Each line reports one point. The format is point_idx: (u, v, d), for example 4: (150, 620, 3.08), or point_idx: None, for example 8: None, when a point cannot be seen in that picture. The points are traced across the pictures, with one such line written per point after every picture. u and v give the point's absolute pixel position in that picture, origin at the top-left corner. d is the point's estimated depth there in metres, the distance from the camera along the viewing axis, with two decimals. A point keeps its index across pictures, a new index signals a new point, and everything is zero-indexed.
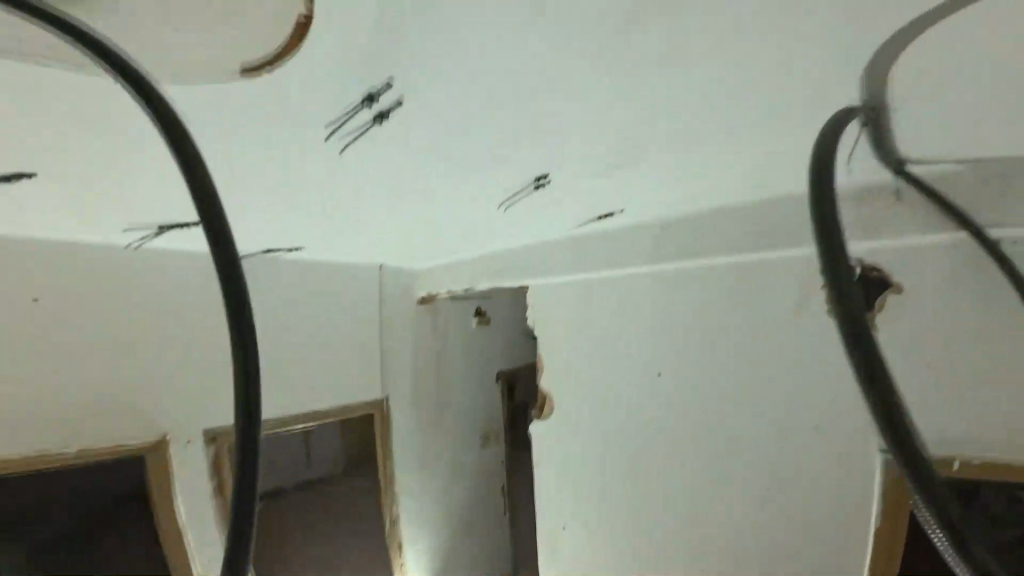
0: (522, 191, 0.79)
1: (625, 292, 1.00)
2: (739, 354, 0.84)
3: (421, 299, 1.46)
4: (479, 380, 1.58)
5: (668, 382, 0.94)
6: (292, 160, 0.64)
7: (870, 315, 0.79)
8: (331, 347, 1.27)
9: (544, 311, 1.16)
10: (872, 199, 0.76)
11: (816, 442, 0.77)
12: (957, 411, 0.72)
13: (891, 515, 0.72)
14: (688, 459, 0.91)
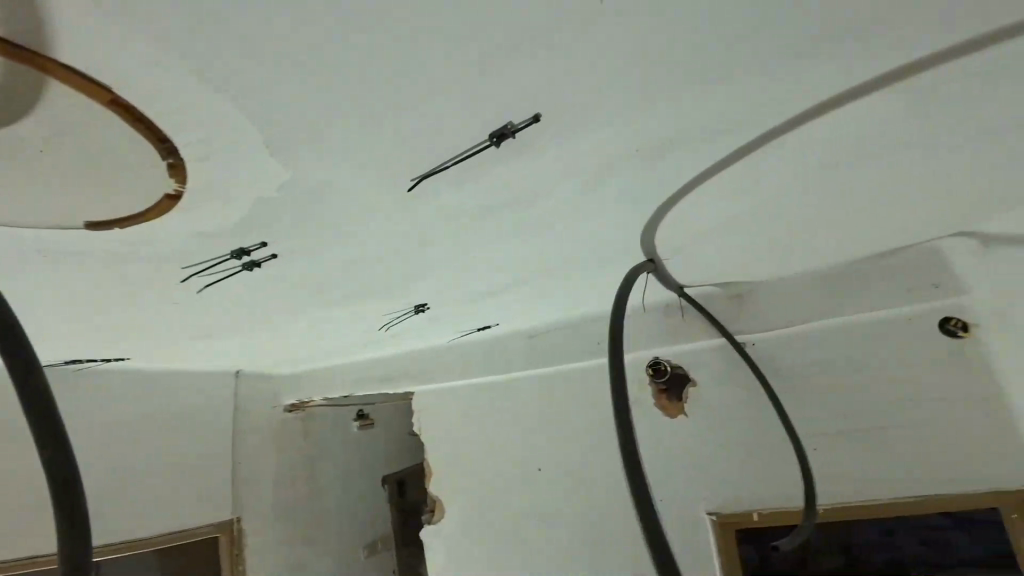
0: (405, 313, 0.99)
1: (501, 400, 1.27)
2: (577, 435, 1.16)
3: (288, 408, 1.53)
4: (362, 478, 1.73)
5: (543, 467, 1.18)
6: (215, 293, 0.75)
7: (679, 404, 1.09)
8: (170, 457, 1.23)
9: (429, 417, 1.35)
10: (672, 314, 1.14)
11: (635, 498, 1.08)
12: (755, 475, 1.00)
13: (725, 556, 1.00)
14: (547, 527, 1.15)
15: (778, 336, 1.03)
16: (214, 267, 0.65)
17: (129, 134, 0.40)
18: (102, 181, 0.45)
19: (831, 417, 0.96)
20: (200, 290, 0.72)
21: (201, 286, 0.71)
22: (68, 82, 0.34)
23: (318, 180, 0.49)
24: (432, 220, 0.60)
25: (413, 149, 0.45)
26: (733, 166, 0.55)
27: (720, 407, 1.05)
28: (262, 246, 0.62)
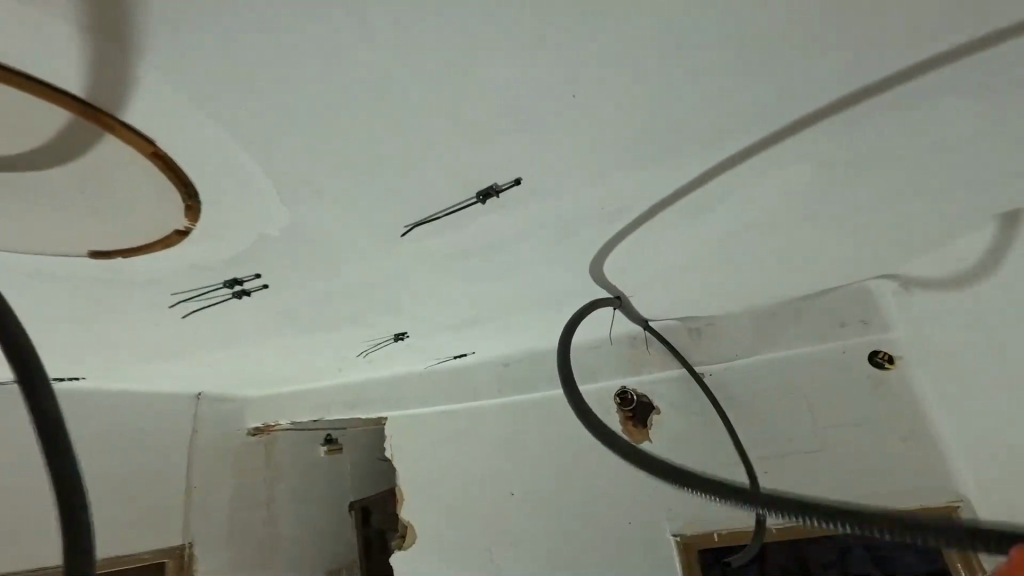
0: (385, 340, 1.01)
1: (473, 425, 1.29)
2: (546, 459, 1.20)
3: (253, 430, 1.49)
4: (328, 506, 1.70)
5: (512, 490, 1.21)
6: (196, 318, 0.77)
7: (645, 431, 1.16)
8: (123, 481, 1.18)
9: (399, 443, 1.36)
10: (639, 346, 1.22)
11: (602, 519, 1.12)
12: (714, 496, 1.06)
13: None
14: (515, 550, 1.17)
15: (731, 366, 1.13)
16: (207, 294, 0.69)
17: (158, 178, 0.44)
18: (121, 213, 0.49)
19: (779, 441, 1.06)
20: (184, 315, 0.76)
21: (185, 311, 0.72)
22: (115, 132, 0.39)
23: (321, 220, 0.53)
24: (421, 259, 0.65)
25: (413, 194, 0.51)
26: (690, 218, 0.64)
27: (680, 433, 1.13)
28: (254, 277, 0.65)
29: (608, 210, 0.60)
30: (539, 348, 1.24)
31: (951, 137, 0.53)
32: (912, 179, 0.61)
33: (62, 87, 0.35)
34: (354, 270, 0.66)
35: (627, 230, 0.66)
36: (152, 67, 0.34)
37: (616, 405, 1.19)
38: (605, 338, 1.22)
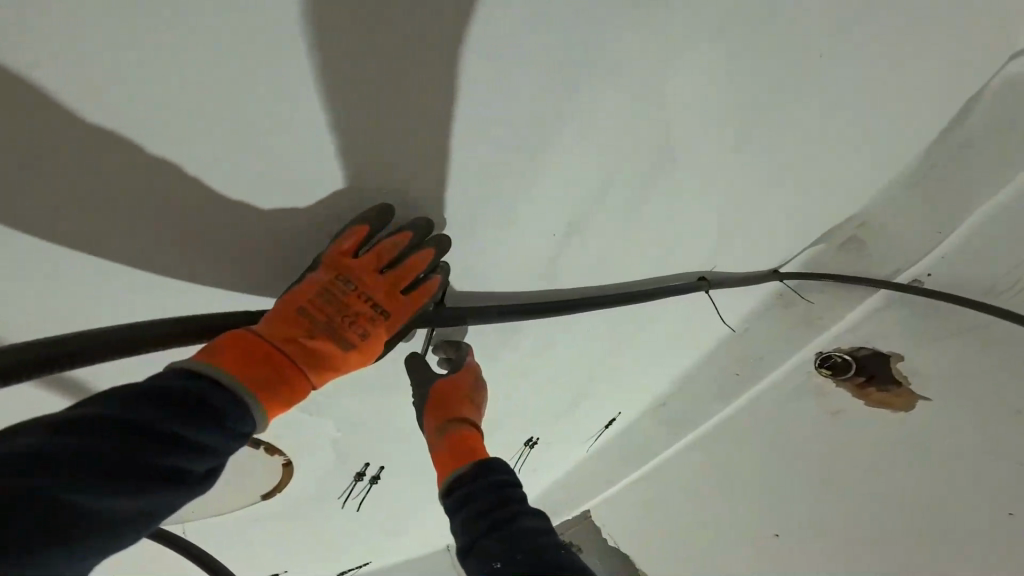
0: (523, 453, 1.21)
1: (672, 470, 1.32)
2: (787, 453, 1.14)
3: None
4: None
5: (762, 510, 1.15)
6: (401, 477, 1.09)
7: (905, 389, 1.03)
8: None
9: (617, 524, 1.40)
10: (795, 304, 1.10)
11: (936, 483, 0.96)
12: None
13: None
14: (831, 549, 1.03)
15: (945, 256, 1.02)
16: (353, 491, 1.06)
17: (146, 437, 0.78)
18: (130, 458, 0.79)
19: None
20: (360, 509, 1.12)
21: (353, 506, 1.10)
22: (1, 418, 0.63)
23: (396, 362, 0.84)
24: (498, 360, 0.94)
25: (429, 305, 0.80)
26: (656, 177, 0.73)
27: (938, 362, 1.02)
28: (367, 464, 1.01)
29: (570, 226, 0.74)
30: (676, 374, 1.21)
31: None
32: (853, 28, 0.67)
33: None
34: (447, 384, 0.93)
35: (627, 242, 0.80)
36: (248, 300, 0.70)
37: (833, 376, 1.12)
38: (726, 330, 1.15)
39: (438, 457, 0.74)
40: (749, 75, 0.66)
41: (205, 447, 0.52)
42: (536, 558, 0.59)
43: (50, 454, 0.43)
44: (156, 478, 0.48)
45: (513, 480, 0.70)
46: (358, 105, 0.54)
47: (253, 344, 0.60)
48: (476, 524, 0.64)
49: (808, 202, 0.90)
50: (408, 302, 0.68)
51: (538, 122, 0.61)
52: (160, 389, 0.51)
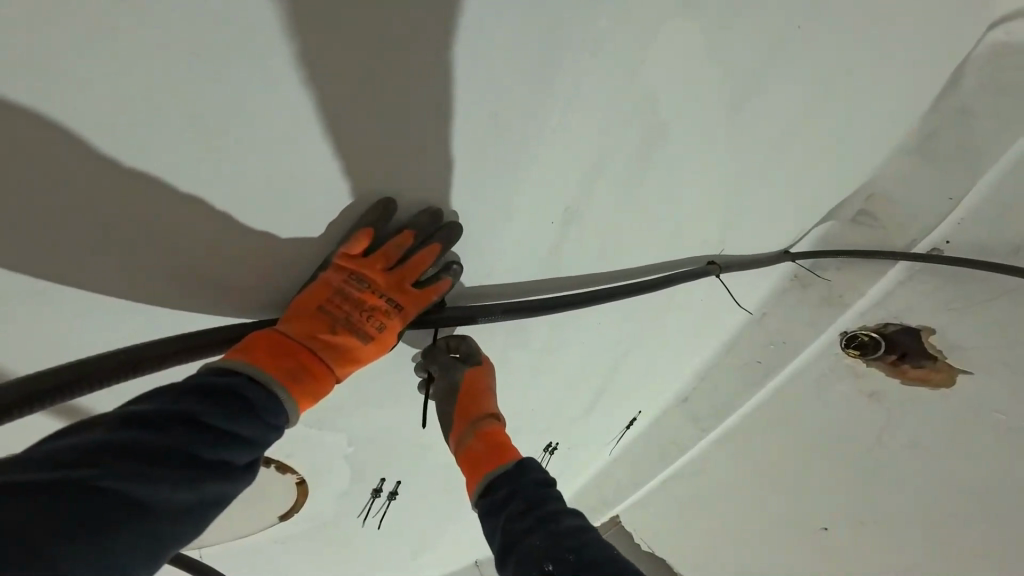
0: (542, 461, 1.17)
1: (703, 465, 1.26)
2: (821, 431, 1.13)
3: None
4: None
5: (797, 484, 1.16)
6: (421, 491, 1.06)
7: (937, 360, 1.03)
8: None
9: (650, 528, 1.34)
10: (812, 283, 1.08)
11: (957, 433, 1.03)
12: None
13: None
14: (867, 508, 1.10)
15: (962, 221, 0.99)
16: (372, 508, 1.03)
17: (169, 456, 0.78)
18: None
19: None
20: (380, 527, 1.09)
21: (374, 523, 1.07)
22: None
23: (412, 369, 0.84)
24: (512, 363, 0.93)
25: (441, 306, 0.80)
26: (657, 160, 0.74)
27: (961, 325, 1.02)
28: (384, 479, 0.99)
29: (573, 218, 0.75)
30: (696, 365, 1.18)
31: None
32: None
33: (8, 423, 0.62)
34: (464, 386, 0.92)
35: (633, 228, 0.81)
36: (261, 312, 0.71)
37: (864, 357, 1.09)
38: (744, 315, 1.12)
39: (472, 454, 0.75)
40: (738, 46, 0.67)
41: (245, 440, 0.57)
42: (578, 563, 0.60)
43: (116, 449, 0.49)
44: (206, 469, 0.53)
45: (547, 481, 0.72)
46: (354, 104, 0.55)
47: (279, 343, 0.64)
48: (516, 522, 0.66)
49: (807, 172, 0.90)
50: (417, 297, 0.70)
51: (532, 111, 0.62)
52: (200, 388, 0.57)
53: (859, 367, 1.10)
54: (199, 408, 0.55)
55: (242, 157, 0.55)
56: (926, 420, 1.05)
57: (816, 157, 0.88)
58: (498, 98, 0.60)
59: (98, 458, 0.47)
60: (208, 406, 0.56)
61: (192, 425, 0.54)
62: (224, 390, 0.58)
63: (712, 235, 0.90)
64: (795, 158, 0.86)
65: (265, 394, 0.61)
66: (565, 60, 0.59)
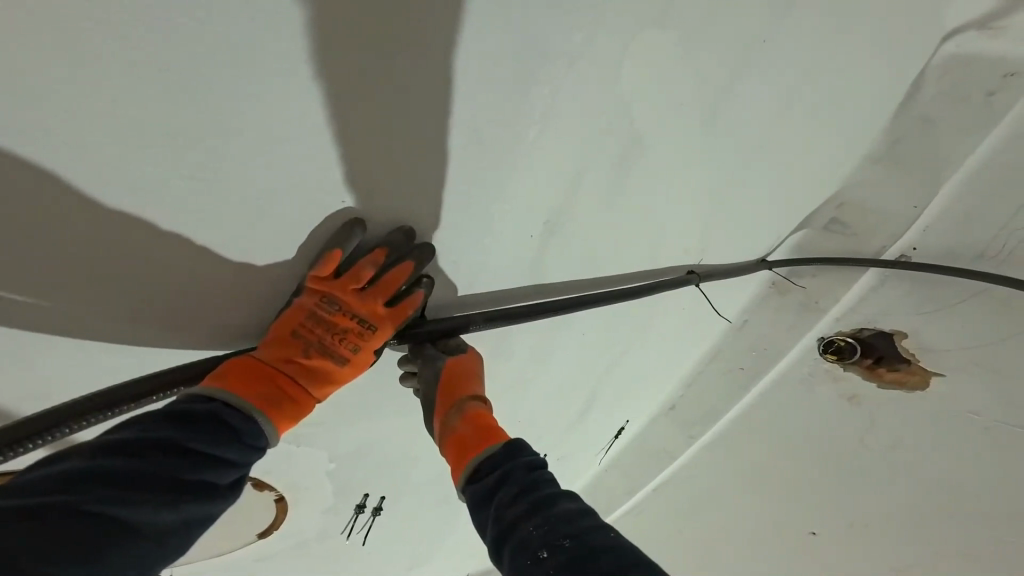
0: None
1: (689, 474, 1.26)
2: (801, 436, 1.15)
3: None
4: None
5: (780, 489, 1.17)
6: (407, 506, 1.04)
7: (910, 364, 1.07)
8: None
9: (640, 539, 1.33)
10: (789, 290, 1.11)
11: (928, 431, 1.07)
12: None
13: None
14: (849, 507, 1.12)
15: (928, 228, 1.04)
16: (356, 525, 1.00)
17: None
18: None
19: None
20: (364, 545, 1.06)
21: (358, 541, 1.04)
22: None
23: (396, 382, 0.83)
24: (498, 375, 0.92)
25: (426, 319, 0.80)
26: (635, 172, 0.77)
27: (931, 328, 1.05)
28: (368, 494, 0.96)
29: (555, 229, 0.77)
30: (680, 371, 1.19)
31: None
32: (804, 21, 0.73)
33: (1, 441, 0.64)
34: None
35: (613, 238, 0.83)
36: (238, 326, 0.69)
37: (842, 361, 1.12)
38: (725, 321, 1.14)
39: (460, 437, 0.72)
40: (709, 63, 0.71)
41: (224, 462, 0.57)
42: (578, 546, 0.56)
43: (87, 480, 0.48)
44: (185, 494, 0.53)
45: (539, 463, 0.68)
46: (330, 114, 0.55)
47: (254, 369, 0.63)
48: (511, 509, 0.62)
49: (778, 182, 0.93)
50: (392, 316, 0.70)
51: (509, 120, 0.63)
52: (179, 414, 0.56)
53: (837, 371, 1.13)
54: (179, 434, 0.54)
55: (213, 168, 0.54)
56: (903, 422, 1.08)
57: (785, 167, 0.91)
58: (475, 107, 0.60)
59: (76, 490, 0.47)
60: (188, 432, 0.55)
61: (172, 453, 0.53)
62: (206, 414, 0.57)
63: (692, 244, 0.93)
64: (766, 169, 0.90)
65: (248, 416, 0.60)
66: (540, 71, 0.61)
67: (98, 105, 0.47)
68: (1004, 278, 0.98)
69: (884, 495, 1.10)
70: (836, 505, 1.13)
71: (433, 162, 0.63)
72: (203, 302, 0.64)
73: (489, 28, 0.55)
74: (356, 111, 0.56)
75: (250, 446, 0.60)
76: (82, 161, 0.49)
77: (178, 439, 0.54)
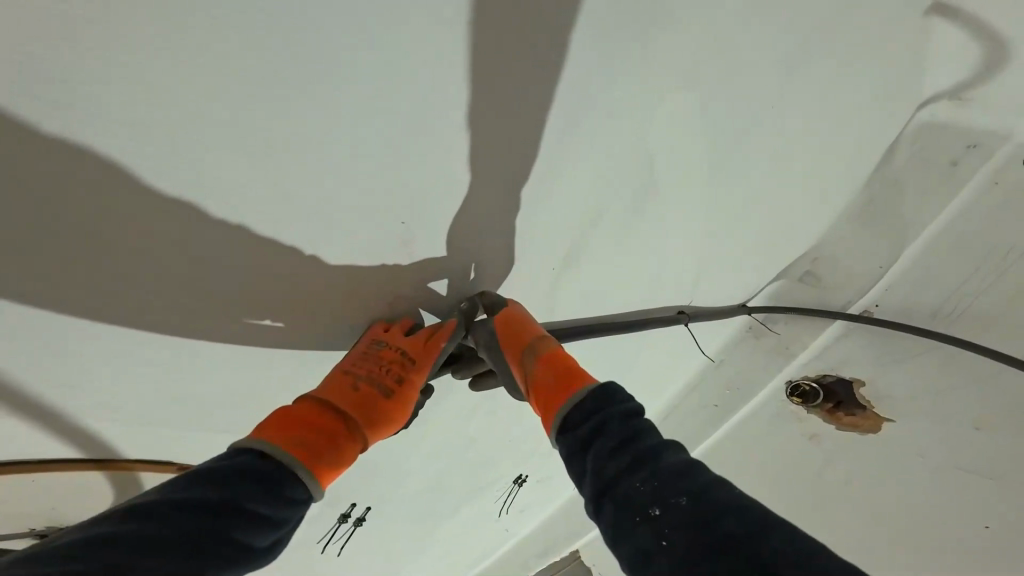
0: (510, 490, 1.22)
1: None
2: (765, 470, 1.24)
3: None
4: None
5: None
6: (388, 518, 1.07)
7: (866, 410, 1.17)
8: None
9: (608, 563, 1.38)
10: (765, 335, 1.21)
11: (882, 474, 1.15)
12: (971, 398, 1.09)
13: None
14: (802, 539, 1.21)
15: (890, 287, 1.14)
16: (335, 535, 1.03)
17: (138, 466, 0.78)
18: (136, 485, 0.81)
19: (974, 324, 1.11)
20: (341, 554, 1.08)
21: (335, 550, 1.06)
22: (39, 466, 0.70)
23: None
24: (493, 400, 0.98)
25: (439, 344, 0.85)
26: (638, 224, 0.83)
27: (889, 380, 1.15)
28: (354, 505, 1.00)
29: (561, 271, 0.83)
30: (658, 403, 1.28)
31: (762, 74, 0.75)
32: (797, 104, 0.82)
33: (8, 438, 0.65)
34: (442, 420, 0.96)
35: (613, 281, 0.89)
36: (255, 347, 0.71)
37: (806, 404, 1.22)
38: (704, 360, 1.23)
39: (542, 387, 0.76)
40: (714, 133, 0.78)
41: (270, 521, 0.59)
42: (694, 498, 0.59)
43: (141, 541, 0.50)
44: (228, 559, 0.55)
45: (631, 412, 0.71)
46: (361, 151, 0.57)
47: (296, 415, 0.67)
48: (611, 464, 0.66)
49: (765, 237, 1.01)
50: (427, 350, 0.76)
51: (531, 173, 0.68)
52: (212, 471, 0.58)
53: (801, 413, 1.23)
54: (215, 492, 0.56)
55: (240, 196, 0.55)
56: (857, 463, 1.18)
57: (771, 227, 1.00)
58: (499, 155, 0.65)
59: (111, 552, 0.48)
60: (222, 490, 0.56)
61: (206, 511, 0.54)
62: (239, 471, 0.59)
63: (682, 290, 1.00)
64: (754, 227, 0.98)
65: (284, 476, 0.62)
66: (567, 134, 0.66)
67: (132, 131, 0.47)
68: (956, 336, 1.08)
69: (833, 528, 1.19)
70: (792, 536, 1.21)
71: (461, 207, 0.68)
72: (223, 322, 0.66)
73: (519, 83, 0.59)
74: (389, 152, 0.59)
75: (281, 504, 0.61)
76: (110, 185, 0.49)
77: (212, 496, 0.55)
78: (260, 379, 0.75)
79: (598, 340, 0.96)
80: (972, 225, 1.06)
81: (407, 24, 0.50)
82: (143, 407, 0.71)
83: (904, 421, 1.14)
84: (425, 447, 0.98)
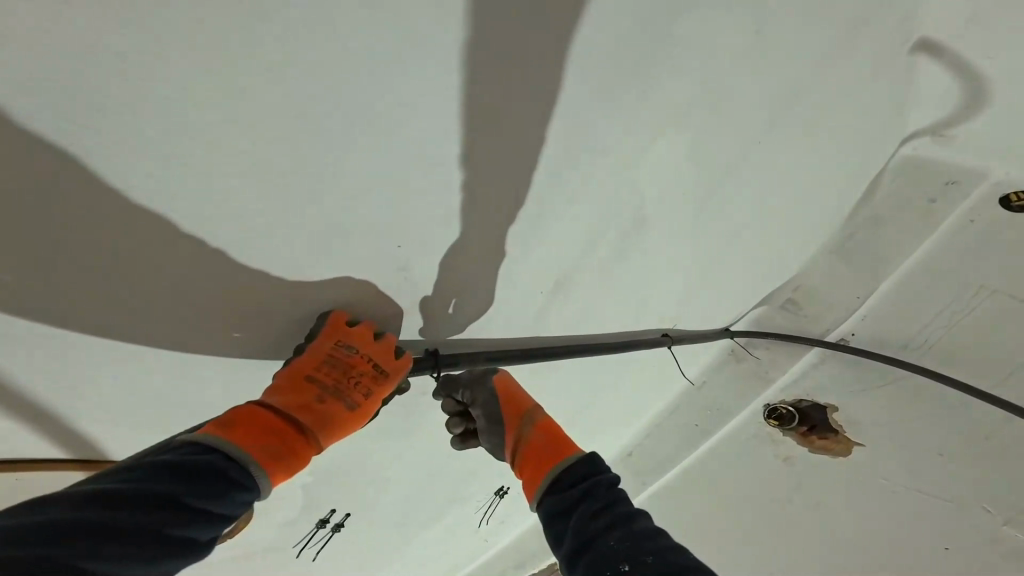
0: (489, 502, 1.24)
1: None
2: (739, 488, 1.28)
3: None
4: None
5: (713, 535, 1.29)
6: (368, 524, 1.07)
7: (837, 436, 1.21)
8: None
9: None
10: (745, 358, 1.25)
11: (849, 496, 1.20)
12: (934, 427, 1.15)
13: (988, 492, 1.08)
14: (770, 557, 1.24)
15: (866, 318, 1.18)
16: (312, 540, 1.03)
17: None
18: None
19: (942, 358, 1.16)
20: (315, 559, 1.08)
21: (311, 555, 1.05)
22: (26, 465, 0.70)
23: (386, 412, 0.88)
24: None
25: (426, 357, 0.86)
26: (631, 251, 0.86)
27: (861, 406, 1.20)
28: (333, 510, 1.00)
29: (553, 293, 0.85)
30: (639, 420, 1.30)
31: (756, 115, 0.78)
32: (787, 144, 0.86)
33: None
34: (427, 432, 0.97)
35: (601, 304, 0.92)
36: (247, 353, 0.71)
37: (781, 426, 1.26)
38: (685, 381, 1.26)
39: (535, 446, 0.83)
40: (708, 167, 0.81)
41: (223, 517, 0.63)
42: (659, 560, 0.67)
43: (96, 530, 0.53)
44: (180, 550, 0.59)
45: (612, 481, 0.80)
46: (359, 166, 0.58)
47: (260, 419, 0.67)
48: (594, 522, 0.73)
49: (750, 266, 1.05)
50: (398, 369, 0.74)
51: (531, 199, 0.70)
52: (173, 467, 0.60)
53: (776, 436, 1.26)
54: (171, 486, 0.59)
55: (239, 207, 0.56)
56: (826, 485, 1.22)
57: (757, 256, 1.04)
58: (502, 181, 0.66)
59: (66, 541, 0.50)
60: (180, 487, 0.59)
61: (161, 506, 0.57)
62: (197, 470, 0.61)
63: (667, 315, 1.03)
64: (740, 257, 1.01)
65: (240, 475, 0.64)
66: (567, 163, 0.68)
67: (146, 139, 0.48)
68: (926, 368, 1.13)
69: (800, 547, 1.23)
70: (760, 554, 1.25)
71: (460, 228, 0.69)
72: (219, 327, 0.66)
73: (526, 113, 0.61)
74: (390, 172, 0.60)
75: (237, 501, 0.64)
76: (102, 187, 0.49)
77: (167, 492, 0.58)
78: (250, 385, 0.76)
79: (582, 359, 0.98)
80: (943, 265, 1.11)
81: (413, 47, 0.51)
82: (126, 408, 0.70)
83: (872, 446, 1.19)
84: (408, 457, 0.99)
